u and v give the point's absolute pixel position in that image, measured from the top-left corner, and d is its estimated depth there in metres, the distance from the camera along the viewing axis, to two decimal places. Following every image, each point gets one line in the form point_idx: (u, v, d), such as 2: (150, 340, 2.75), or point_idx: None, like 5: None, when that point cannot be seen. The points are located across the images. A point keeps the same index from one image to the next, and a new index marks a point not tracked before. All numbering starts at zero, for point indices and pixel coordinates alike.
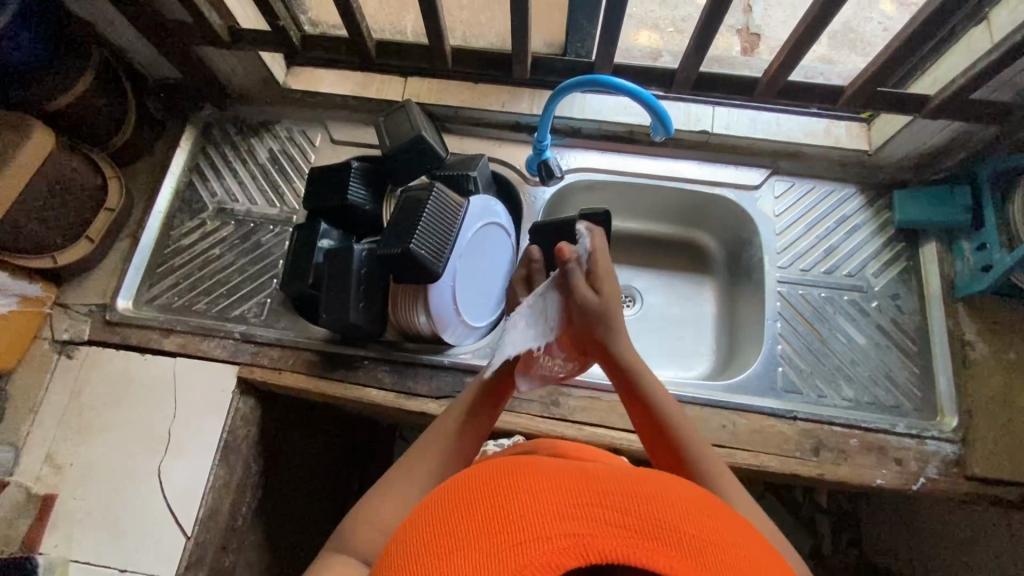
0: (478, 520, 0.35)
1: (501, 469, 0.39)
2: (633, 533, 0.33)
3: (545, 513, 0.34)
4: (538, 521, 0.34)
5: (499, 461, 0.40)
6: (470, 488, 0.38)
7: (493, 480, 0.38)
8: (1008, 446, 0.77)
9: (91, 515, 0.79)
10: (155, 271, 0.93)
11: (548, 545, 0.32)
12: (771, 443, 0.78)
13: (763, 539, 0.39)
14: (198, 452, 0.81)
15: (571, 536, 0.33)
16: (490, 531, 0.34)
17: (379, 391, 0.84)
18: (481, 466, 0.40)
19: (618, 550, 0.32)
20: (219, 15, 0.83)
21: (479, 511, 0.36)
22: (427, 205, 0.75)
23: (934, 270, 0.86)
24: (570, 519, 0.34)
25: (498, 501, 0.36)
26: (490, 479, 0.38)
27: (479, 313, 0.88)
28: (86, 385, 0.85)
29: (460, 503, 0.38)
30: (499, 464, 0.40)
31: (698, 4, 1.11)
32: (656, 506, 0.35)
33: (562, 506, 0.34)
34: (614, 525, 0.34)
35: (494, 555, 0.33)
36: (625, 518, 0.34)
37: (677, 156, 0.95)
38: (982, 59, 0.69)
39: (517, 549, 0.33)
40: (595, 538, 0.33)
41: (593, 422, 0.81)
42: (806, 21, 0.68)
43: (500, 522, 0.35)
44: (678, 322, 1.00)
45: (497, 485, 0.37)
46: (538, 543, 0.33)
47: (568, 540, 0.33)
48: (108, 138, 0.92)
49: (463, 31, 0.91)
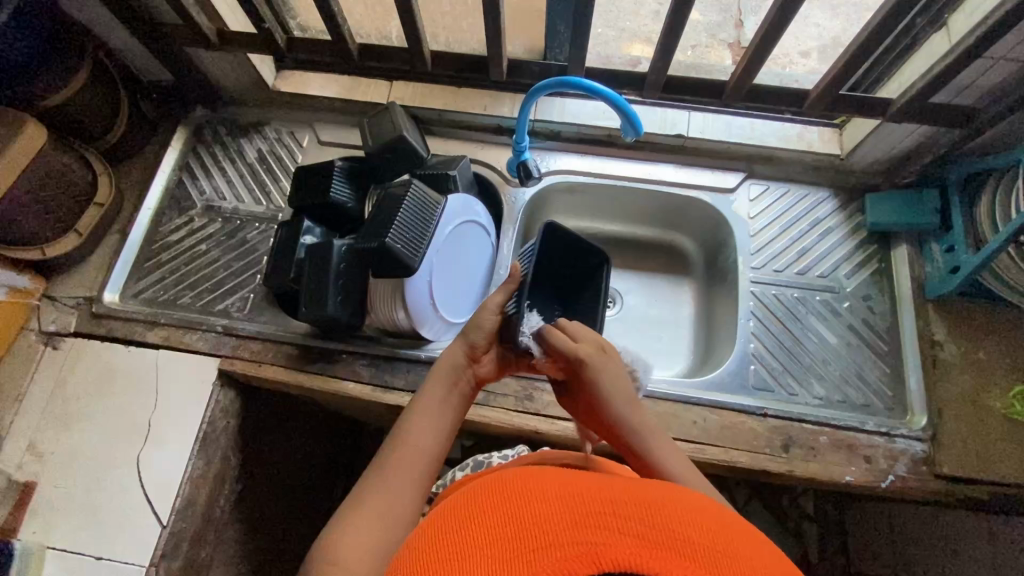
0: (490, 528, 0.37)
1: (515, 483, 0.40)
2: (646, 542, 0.34)
3: (558, 522, 0.35)
4: (550, 529, 0.35)
5: (516, 473, 0.42)
6: (485, 496, 0.40)
7: (507, 490, 0.39)
8: (978, 445, 0.77)
9: (69, 503, 0.80)
10: (142, 265, 0.95)
11: (560, 552, 0.33)
12: (741, 439, 0.79)
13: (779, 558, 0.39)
14: (177, 441, 0.82)
15: (583, 544, 0.34)
16: (505, 537, 0.36)
17: (356, 384, 0.85)
18: (493, 481, 0.42)
19: (632, 556, 0.33)
20: (208, 18, 0.87)
21: (494, 519, 0.37)
22: (404, 202, 0.77)
23: (905, 271, 0.88)
24: (582, 529, 0.34)
25: (513, 509, 0.37)
26: (504, 489, 0.40)
27: (457, 310, 0.90)
28: (70, 375, 0.86)
29: (475, 508, 0.39)
30: (515, 477, 0.41)
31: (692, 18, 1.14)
32: (666, 516, 0.36)
33: (575, 516, 0.35)
34: (627, 534, 0.34)
35: (506, 558, 0.34)
36: (639, 529, 0.35)
37: (654, 159, 0.97)
38: (939, 62, 0.71)
39: (531, 557, 0.34)
40: (607, 545, 0.33)
41: (565, 417, 0.82)
42: (765, 26, 0.71)
43: (515, 529, 0.36)
44: (657, 323, 1.01)
45: (509, 496, 0.39)
46: (551, 552, 0.34)
47: (582, 547, 0.33)
48: (101, 137, 0.95)
49: (446, 37, 0.94)
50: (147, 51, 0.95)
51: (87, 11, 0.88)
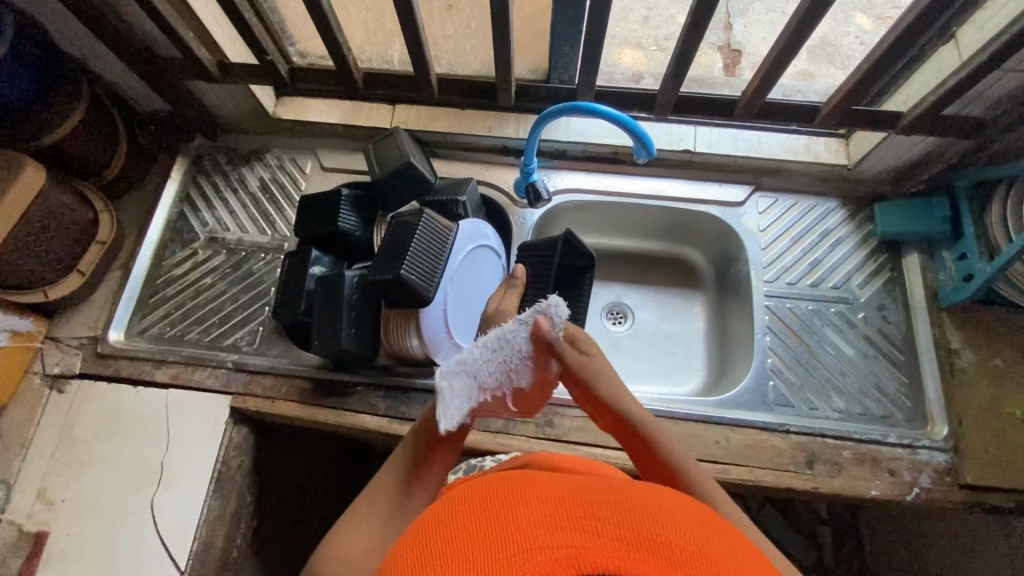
0: (470, 532, 0.35)
1: (498, 487, 0.38)
2: (625, 544, 0.32)
3: (537, 527, 0.33)
4: (531, 532, 0.33)
5: (499, 480, 0.40)
6: (467, 502, 0.38)
7: (490, 496, 0.37)
8: (1001, 453, 0.77)
9: (81, 551, 0.77)
10: (147, 301, 0.94)
11: (540, 556, 0.31)
12: (765, 458, 0.79)
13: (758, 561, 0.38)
14: (191, 483, 0.80)
15: (562, 547, 0.31)
16: (485, 543, 0.33)
17: (373, 417, 0.84)
18: (477, 489, 0.40)
19: (609, 559, 0.31)
20: (208, 49, 0.85)
21: (475, 525, 0.35)
22: (417, 230, 0.76)
23: (917, 280, 0.88)
24: (561, 531, 0.33)
25: (492, 515, 0.35)
26: (488, 495, 0.38)
27: (472, 336, 0.89)
28: (78, 418, 0.84)
29: (455, 517, 0.37)
30: (498, 482, 0.40)
31: (679, 22, 1.12)
32: (647, 518, 0.34)
33: (554, 518, 0.34)
34: (608, 537, 0.32)
35: (485, 562, 0.32)
36: (618, 530, 0.33)
37: (662, 175, 0.97)
38: (952, 76, 0.71)
39: (509, 560, 0.32)
40: (587, 548, 0.31)
41: (588, 442, 0.81)
42: (780, 45, 0.71)
43: (494, 534, 0.34)
44: (670, 337, 1.01)
45: (493, 502, 0.37)
46: (532, 554, 0.31)
47: (562, 549, 0.31)
48: (101, 172, 0.93)
49: (448, 60, 0.93)
50: (145, 84, 0.93)
51: (84, 48, 0.86)
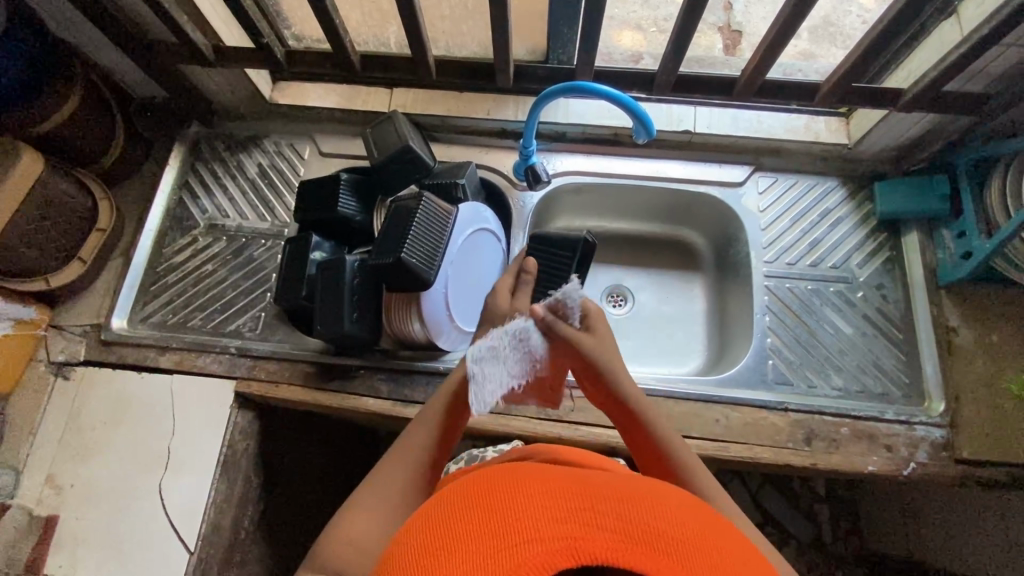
0: (472, 524, 0.35)
1: (499, 477, 0.39)
2: (623, 536, 0.33)
3: (539, 517, 0.34)
4: (531, 522, 0.33)
5: (498, 470, 0.40)
6: (467, 494, 0.38)
7: (490, 485, 0.38)
8: (995, 428, 0.78)
9: (92, 534, 0.79)
10: (148, 289, 0.94)
11: (542, 546, 0.32)
12: (764, 435, 0.80)
13: (746, 547, 0.39)
14: (199, 467, 0.81)
15: (562, 539, 0.32)
16: (487, 533, 0.34)
17: (376, 400, 0.85)
18: (476, 479, 0.40)
19: (607, 550, 0.32)
20: (203, 33, 0.85)
21: (476, 517, 0.35)
22: (417, 214, 0.76)
23: (917, 258, 0.88)
24: (562, 522, 0.33)
25: (494, 505, 0.36)
26: (489, 485, 0.38)
27: (474, 319, 0.89)
28: (84, 405, 0.85)
29: (456, 509, 0.37)
30: (498, 472, 0.40)
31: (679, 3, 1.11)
32: (645, 510, 0.35)
33: (553, 509, 0.34)
34: (606, 529, 0.33)
35: (488, 553, 0.33)
36: (617, 522, 0.34)
37: (661, 156, 0.96)
38: (952, 51, 0.71)
39: (509, 551, 0.32)
40: (585, 540, 0.33)
41: (590, 422, 0.82)
42: (779, 23, 0.70)
43: (495, 525, 0.34)
44: (670, 318, 1.01)
45: (494, 493, 0.37)
46: (533, 544, 0.32)
47: (562, 541, 0.32)
48: (98, 159, 0.92)
49: (446, 41, 0.93)
50: (141, 71, 0.93)
51: (77, 33, 0.85)
